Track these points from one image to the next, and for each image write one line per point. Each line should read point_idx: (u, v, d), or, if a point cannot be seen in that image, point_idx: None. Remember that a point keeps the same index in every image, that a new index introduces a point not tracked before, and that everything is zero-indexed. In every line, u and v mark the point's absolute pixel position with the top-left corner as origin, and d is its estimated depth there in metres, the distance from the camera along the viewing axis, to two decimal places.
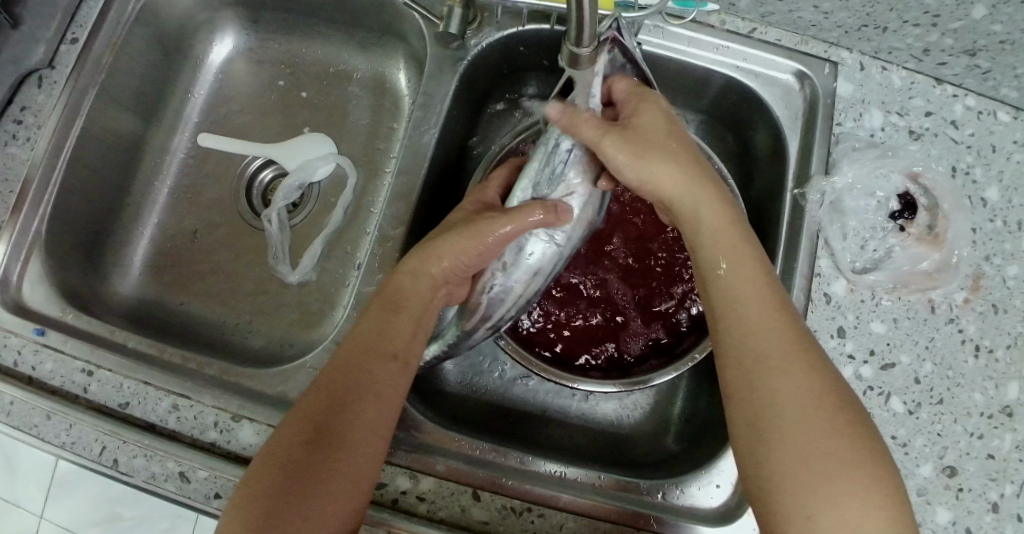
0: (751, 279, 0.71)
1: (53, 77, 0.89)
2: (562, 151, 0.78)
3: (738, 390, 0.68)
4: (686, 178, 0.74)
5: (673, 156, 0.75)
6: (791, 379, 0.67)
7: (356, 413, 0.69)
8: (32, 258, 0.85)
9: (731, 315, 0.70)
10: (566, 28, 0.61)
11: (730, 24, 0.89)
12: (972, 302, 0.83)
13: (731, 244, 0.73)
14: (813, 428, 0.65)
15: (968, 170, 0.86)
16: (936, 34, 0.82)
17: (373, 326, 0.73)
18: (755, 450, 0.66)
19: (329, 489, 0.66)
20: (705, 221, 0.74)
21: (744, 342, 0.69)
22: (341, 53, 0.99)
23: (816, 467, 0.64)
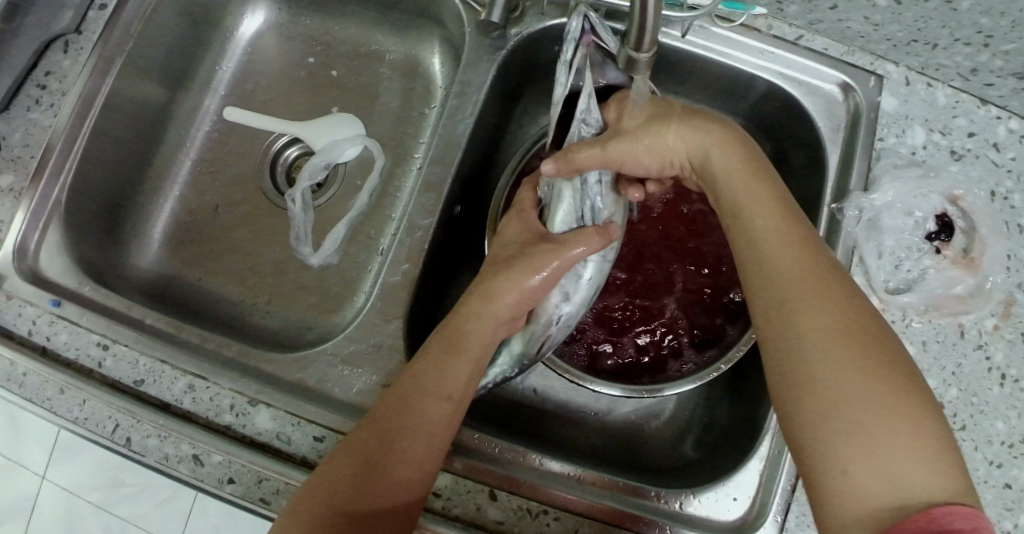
0: (774, 220, 0.68)
1: (80, 43, 0.87)
2: (593, 184, 0.77)
3: (766, 341, 0.65)
4: (694, 131, 0.73)
5: (672, 115, 0.74)
6: (818, 323, 0.63)
7: (406, 449, 0.69)
8: (51, 226, 0.84)
9: (754, 261, 0.68)
10: (627, 27, 0.58)
11: (777, 29, 0.87)
12: (1002, 329, 0.82)
13: (751, 185, 0.70)
14: (847, 373, 0.61)
15: (1007, 195, 0.84)
16: (987, 55, 0.80)
17: (429, 364, 0.72)
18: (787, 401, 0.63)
19: (391, 501, 0.67)
20: (720, 166, 0.72)
21: (765, 293, 0.66)
22: (374, 33, 0.97)
23: (852, 412, 0.60)
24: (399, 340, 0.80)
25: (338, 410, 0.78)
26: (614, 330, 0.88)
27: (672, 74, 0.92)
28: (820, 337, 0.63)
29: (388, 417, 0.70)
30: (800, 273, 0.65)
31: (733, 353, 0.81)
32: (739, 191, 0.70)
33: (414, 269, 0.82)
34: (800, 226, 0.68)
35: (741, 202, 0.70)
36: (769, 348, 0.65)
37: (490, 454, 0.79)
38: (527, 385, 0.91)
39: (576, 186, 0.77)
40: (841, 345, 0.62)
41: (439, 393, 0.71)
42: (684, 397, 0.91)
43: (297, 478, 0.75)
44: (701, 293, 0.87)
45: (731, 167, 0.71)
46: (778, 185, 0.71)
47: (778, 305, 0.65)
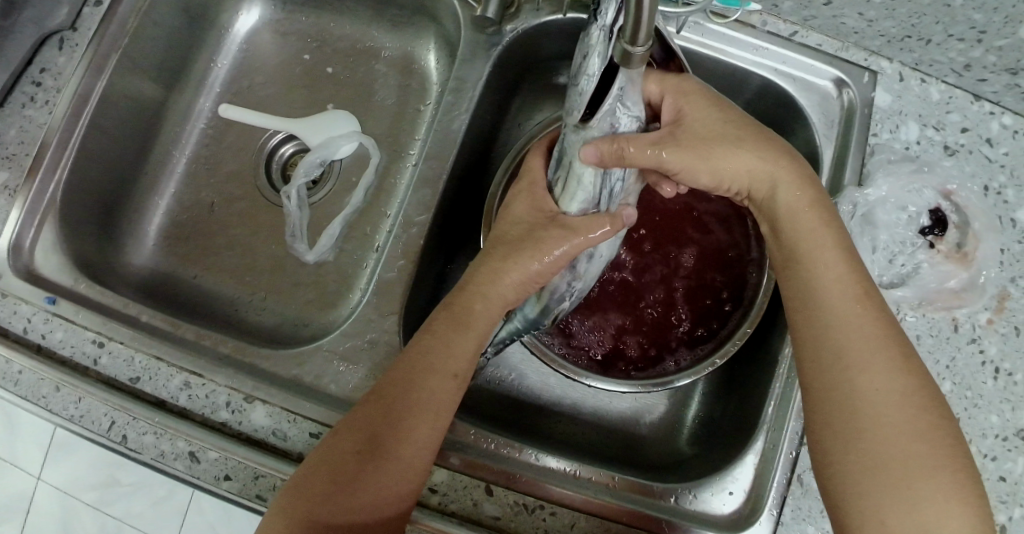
0: (835, 269, 0.70)
1: (75, 40, 0.87)
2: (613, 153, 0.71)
3: (816, 383, 0.69)
4: (764, 164, 0.74)
5: (746, 142, 0.74)
6: (874, 373, 0.66)
7: (407, 427, 0.69)
8: (47, 223, 0.84)
9: (812, 309, 0.70)
10: (623, 21, 0.58)
11: (772, 26, 0.87)
12: (995, 323, 0.82)
13: (814, 232, 0.72)
14: (898, 422, 0.65)
15: (1000, 190, 0.85)
16: (980, 50, 0.81)
17: (438, 342, 0.72)
18: (828, 440, 0.67)
19: (391, 474, 0.68)
20: (786, 209, 0.74)
21: (819, 337, 0.69)
22: (369, 30, 0.97)
23: (899, 458, 0.64)
24: (396, 336, 0.80)
25: (334, 406, 0.78)
26: (614, 325, 0.88)
27: None
28: (877, 390, 0.66)
29: (394, 392, 0.70)
30: (858, 321, 0.68)
31: (727, 348, 0.81)
32: (803, 242, 0.72)
33: (410, 265, 0.82)
34: (862, 275, 0.70)
35: (803, 249, 0.72)
36: (819, 391, 0.68)
37: (488, 450, 0.79)
38: (522, 380, 0.91)
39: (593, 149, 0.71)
40: (900, 398, 0.65)
41: (444, 371, 0.71)
42: (680, 393, 0.91)
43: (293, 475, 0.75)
44: (703, 287, 0.87)
45: (799, 211, 0.73)
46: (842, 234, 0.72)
47: (837, 355, 0.68)
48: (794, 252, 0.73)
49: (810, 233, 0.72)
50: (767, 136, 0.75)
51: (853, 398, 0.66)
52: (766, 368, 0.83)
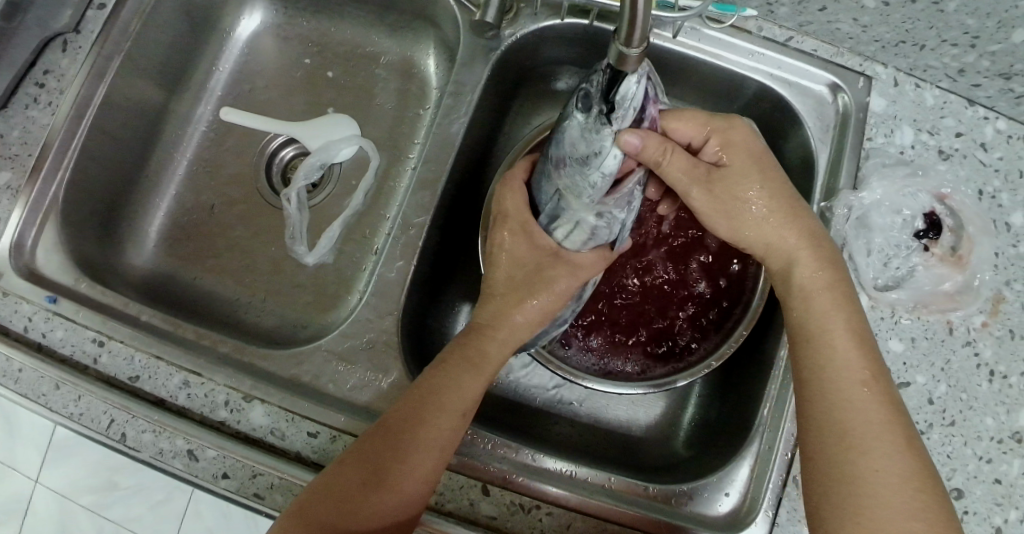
0: (847, 356, 0.71)
1: (78, 42, 0.88)
2: (624, 214, 0.75)
3: (813, 458, 0.69)
4: (783, 241, 0.76)
5: (771, 217, 0.76)
6: (872, 455, 0.67)
7: (412, 458, 0.69)
8: (49, 224, 0.85)
9: (818, 388, 0.71)
10: (617, 24, 0.59)
11: (767, 31, 0.88)
12: (990, 325, 0.83)
13: (827, 319, 0.73)
14: (893, 504, 0.65)
15: (995, 194, 0.85)
16: (974, 56, 0.82)
17: (447, 381, 0.73)
18: (822, 511, 0.67)
19: (385, 506, 0.68)
20: (800, 289, 0.75)
21: (824, 416, 0.70)
22: (370, 34, 0.98)
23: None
24: (393, 336, 0.81)
25: (333, 405, 0.78)
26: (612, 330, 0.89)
27: (665, 76, 0.93)
28: (876, 471, 0.66)
29: (400, 430, 0.70)
30: (863, 405, 0.69)
31: (725, 348, 0.82)
32: (816, 326, 0.73)
33: (408, 266, 0.82)
34: (874, 365, 0.71)
35: (816, 331, 0.73)
36: (819, 461, 0.69)
37: (484, 450, 0.79)
38: (518, 382, 0.91)
39: (604, 215, 0.74)
40: (901, 479, 0.66)
41: (453, 409, 0.72)
42: (676, 395, 0.91)
43: (292, 473, 0.76)
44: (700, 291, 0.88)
45: (814, 291, 0.74)
46: (857, 316, 0.73)
47: (839, 434, 0.68)
48: (804, 331, 0.74)
49: (825, 316, 0.73)
50: (795, 211, 0.76)
51: (849, 476, 0.67)
52: (763, 369, 0.83)
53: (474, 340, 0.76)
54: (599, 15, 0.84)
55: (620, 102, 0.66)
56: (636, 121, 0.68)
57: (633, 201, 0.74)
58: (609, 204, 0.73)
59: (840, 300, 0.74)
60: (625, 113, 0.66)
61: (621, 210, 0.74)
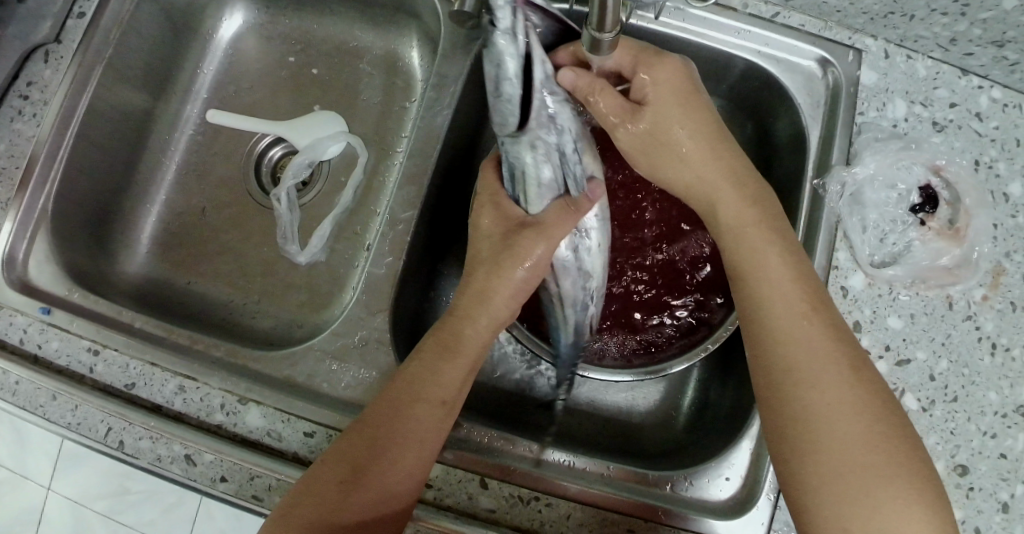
0: (798, 310, 0.70)
1: (60, 52, 0.88)
2: (559, 139, 0.74)
3: (779, 426, 0.68)
4: (705, 181, 0.75)
5: (693, 155, 0.75)
6: (843, 413, 0.65)
7: (397, 455, 0.69)
8: (39, 235, 0.85)
9: (774, 349, 0.69)
10: (589, 10, 0.59)
11: (753, 8, 0.87)
12: (991, 298, 0.81)
13: (759, 259, 0.72)
14: (848, 427, 0.65)
15: (991, 163, 0.84)
16: (965, 24, 0.80)
17: (422, 370, 0.73)
18: (800, 480, 0.66)
19: (377, 500, 0.68)
20: (727, 227, 0.75)
21: (784, 378, 0.68)
22: (353, 30, 0.98)
23: (854, 483, 0.64)
24: (386, 332, 0.81)
25: (327, 405, 0.78)
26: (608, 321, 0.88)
27: None
28: (828, 402, 0.66)
29: (380, 424, 0.70)
30: (824, 361, 0.67)
31: (721, 332, 0.81)
32: (749, 269, 0.72)
33: (398, 261, 0.82)
34: (821, 312, 0.70)
35: (749, 271, 0.72)
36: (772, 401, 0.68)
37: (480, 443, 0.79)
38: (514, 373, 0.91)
39: (538, 146, 0.74)
40: (850, 403, 0.66)
41: (431, 398, 0.71)
42: (676, 379, 0.91)
43: (289, 473, 0.76)
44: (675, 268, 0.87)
45: (742, 226, 0.74)
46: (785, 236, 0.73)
47: (785, 366, 0.68)
48: (743, 277, 0.73)
49: (756, 248, 0.72)
50: (732, 167, 0.75)
51: (823, 439, 0.65)
52: None
53: (452, 325, 0.75)
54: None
55: (497, 10, 0.66)
56: (519, 30, 0.67)
57: (559, 120, 0.73)
58: (538, 131, 0.73)
59: (772, 237, 0.72)
60: (504, 16, 0.66)
61: (552, 134, 0.73)
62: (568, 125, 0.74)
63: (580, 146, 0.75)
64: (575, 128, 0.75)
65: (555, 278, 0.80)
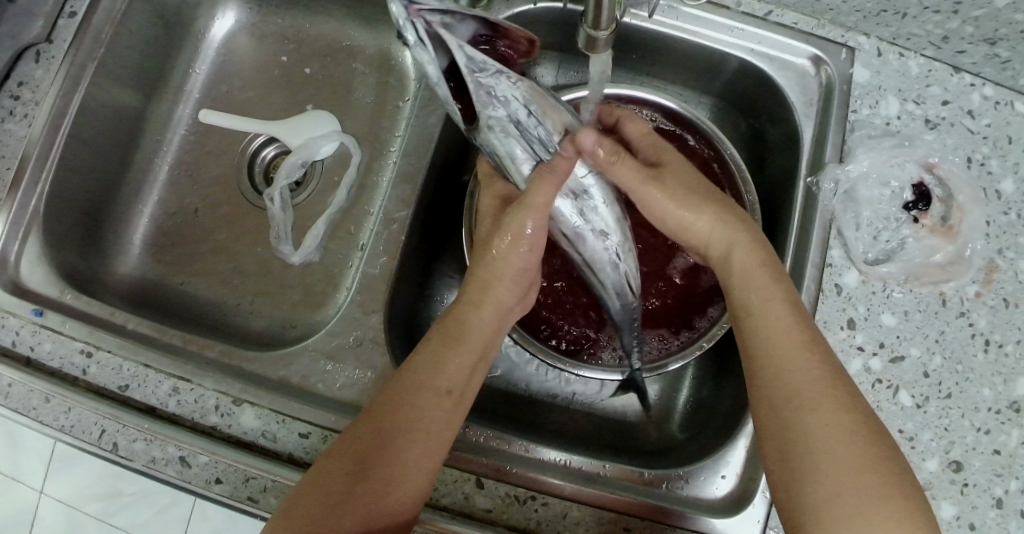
0: (800, 345, 0.69)
1: (51, 52, 0.87)
2: (517, 109, 0.71)
3: (779, 452, 0.67)
4: (723, 227, 0.76)
5: (709, 208, 0.76)
6: (841, 447, 0.65)
7: (402, 448, 0.69)
8: (31, 236, 0.84)
9: (777, 382, 0.69)
10: (583, 8, 0.59)
11: (746, 6, 0.87)
12: (984, 295, 0.82)
13: (766, 296, 0.72)
14: (841, 423, 0.66)
15: (984, 161, 0.84)
16: (957, 22, 0.81)
17: (428, 359, 0.73)
18: (796, 507, 0.65)
19: (383, 493, 0.67)
20: (737, 270, 0.74)
21: (785, 407, 0.68)
22: (346, 29, 0.98)
23: (852, 478, 0.64)
24: (381, 332, 0.80)
25: (322, 405, 0.78)
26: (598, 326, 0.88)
27: (644, 56, 0.92)
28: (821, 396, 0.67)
29: (387, 414, 0.70)
30: (825, 395, 0.67)
31: (716, 331, 0.81)
32: (755, 310, 0.72)
33: (392, 261, 0.82)
34: (824, 349, 0.70)
35: (754, 309, 0.72)
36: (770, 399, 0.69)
37: (477, 442, 0.79)
38: (509, 373, 0.91)
39: (500, 129, 0.72)
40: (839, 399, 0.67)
41: (437, 389, 0.72)
42: (671, 378, 0.91)
43: (283, 474, 0.75)
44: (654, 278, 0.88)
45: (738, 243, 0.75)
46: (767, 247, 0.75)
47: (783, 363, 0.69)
48: (748, 314, 0.72)
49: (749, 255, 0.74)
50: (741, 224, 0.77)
51: (820, 468, 0.65)
52: None
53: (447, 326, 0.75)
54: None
55: (405, 28, 0.65)
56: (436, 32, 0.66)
57: (499, 93, 0.69)
58: (493, 113, 0.70)
59: (776, 278, 0.73)
60: (411, 28, 0.65)
61: (507, 108, 0.70)
62: (517, 91, 0.70)
63: (536, 110, 0.72)
64: (525, 92, 0.70)
65: (577, 250, 0.81)
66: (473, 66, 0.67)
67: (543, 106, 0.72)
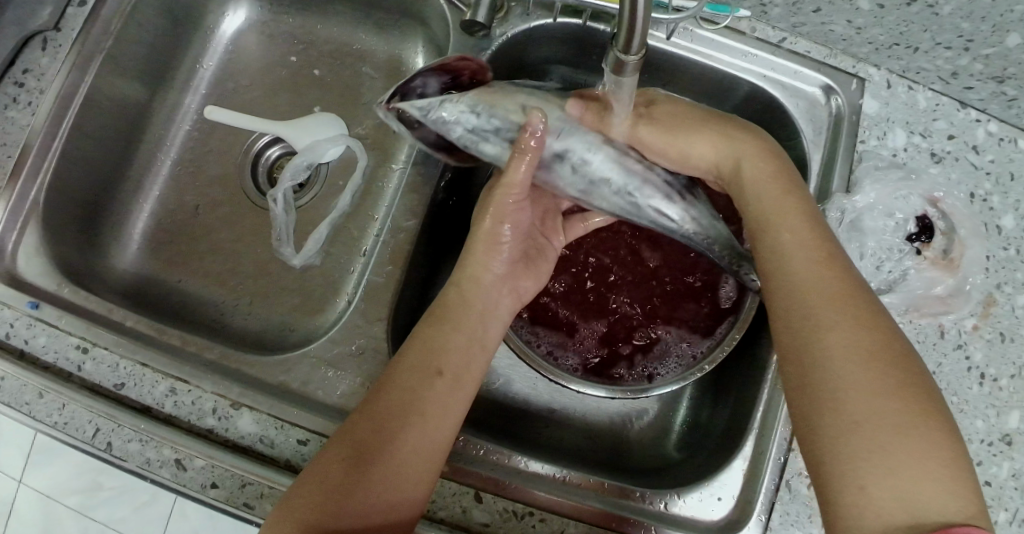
0: (817, 259, 0.69)
1: (58, 40, 0.86)
2: (471, 117, 0.78)
3: (797, 377, 0.65)
4: (728, 142, 0.76)
5: (708, 122, 0.78)
6: (859, 362, 0.63)
7: (401, 431, 0.69)
8: (29, 227, 0.82)
9: (793, 297, 0.68)
10: (617, 32, 0.61)
11: (760, 32, 0.88)
12: (981, 328, 0.83)
13: (796, 238, 0.70)
14: (867, 382, 0.62)
15: (986, 197, 0.85)
16: (967, 59, 0.81)
17: (425, 342, 0.74)
18: (818, 441, 0.63)
19: (386, 481, 0.68)
20: (756, 195, 0.74)
21: (802, 323, 0.66)
22: (357, 32, 0.97)
23: (876, 439, 0.61)
24: (383, 341, 0.80)
25: (321, 412, 0.77)
26: (604, 340, 0.87)
27: (657, 76, 0.93)
28: (845, 349, 0.64)
29: (387, 396, 0.70)
30: (842, 309, 0.66)
31: (716, 353, 0.81)
32: (772, 221, 0.72)
33: (398, 270, 0.82)
34: (858, 300, 0.66)
35: (772, 222, 0.72)
36: (792, 354, 0.66)
37: (477, 456, 0.79)
38: (508, 385, 0.91)
39: (475, 140, 0.80)
40: (868, 358, 0.63)
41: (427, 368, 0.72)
42: (669, 397, 0.91)
43: (281, 482, 0.75)
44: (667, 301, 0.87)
45: (762, 184, 0.74)
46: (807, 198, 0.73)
47: (805, 313, 0.66)
48: (766, 230, 0.72)
49: (777, 203, 0.72)
50: (739, 130, 0.77)
51: (840, 390, 0.63)
52: (753, 369, 0.83)
53: (447, 337, 0.74)
54: (591, 16, 0.83)
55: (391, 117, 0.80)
56: (400, 104, 0.79)
57: (451, 118, 0.78)
58: (460, 134, 0.79)
59: (790, 191, 0.72)
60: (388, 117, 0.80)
61: (463, 120, 0.78)
62: (463, 106, 0.78)
63: (483, 110, 0.78)
64: (468, 101, 0.79)
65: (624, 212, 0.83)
66: (424, 110, 0.79)
67: (492, 101, 0.79)
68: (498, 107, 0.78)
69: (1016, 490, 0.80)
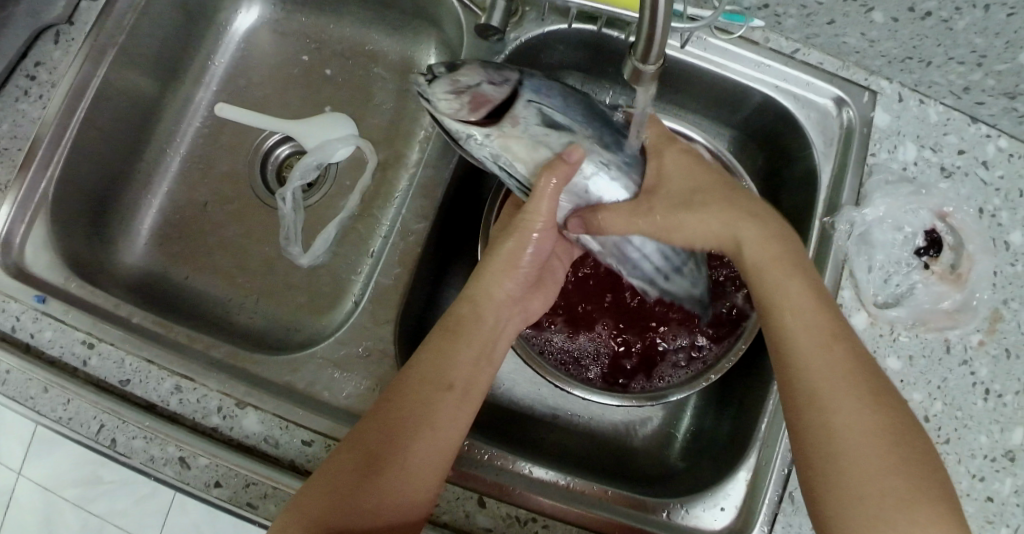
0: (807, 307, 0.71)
1: (71, 34, 0.86)
2: (492, 162, 0.77)
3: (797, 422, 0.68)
4: (726, 214, 0.76)
5: (710, 202, 0.76)
6: (852, 410, 0.66)
7: (411, 443, 0.69)
8: (37, 221, 0.82)
9: (788, 345, 0.70)
10: (635, 39, 0.61)
11: (774, 42, 0.88)
12: (986, 344, 0.83)
13: (787, 288, 0.72)
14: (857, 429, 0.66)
15: (994, 212, 0.85)
16: (980, 74, 0.81)
17: (435, 354, 0.73)
18: (821, 483, 0.66)
19: (399, 491, 0.68)
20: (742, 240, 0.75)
21: (798, 371, 0.69)
22: (369, 32, 0.97)
23: (873, 484, 0.64)
24: (390, 344, 0.80)
25: (327, 413, 0.77)
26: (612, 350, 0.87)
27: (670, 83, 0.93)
28: (835, 398, 0.67)
29: (395, 407, 0.70)
30: (832, 360, 0.68)
31: (724, 364, 0.81)
32: (766, 270, 0.73)
33: (406, 272, 0.82)
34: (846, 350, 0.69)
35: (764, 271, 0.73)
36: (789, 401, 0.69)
37: (480, 461, 0.79)
38: (513, 390, 0.91)
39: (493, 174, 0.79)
40: (860, 407, 0.67)
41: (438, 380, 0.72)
42: (672, 405, 0.91)
43: (285, 483, 0.75)
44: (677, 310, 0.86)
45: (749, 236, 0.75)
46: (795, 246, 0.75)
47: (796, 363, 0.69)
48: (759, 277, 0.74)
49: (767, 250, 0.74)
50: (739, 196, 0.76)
51: (835, 436, 0.66)
52: (758, 380, 0.83)
53: (455, 341, 0.74)
54: (606, 22, 0.83)
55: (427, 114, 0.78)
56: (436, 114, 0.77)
57: (478, 152, 0.77)
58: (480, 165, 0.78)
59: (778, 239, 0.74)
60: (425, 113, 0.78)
61: (486, 160, 0.77)
62: (491, 149, 0.76)
63: (507, 160, 0.76)
64: (497, 146, 0.76)
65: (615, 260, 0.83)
66: (456, 134, 0.77)
67: (518, 153, 0.76)
68: (519, 162, 0.76)
69: (1016, 507, 0.80)
